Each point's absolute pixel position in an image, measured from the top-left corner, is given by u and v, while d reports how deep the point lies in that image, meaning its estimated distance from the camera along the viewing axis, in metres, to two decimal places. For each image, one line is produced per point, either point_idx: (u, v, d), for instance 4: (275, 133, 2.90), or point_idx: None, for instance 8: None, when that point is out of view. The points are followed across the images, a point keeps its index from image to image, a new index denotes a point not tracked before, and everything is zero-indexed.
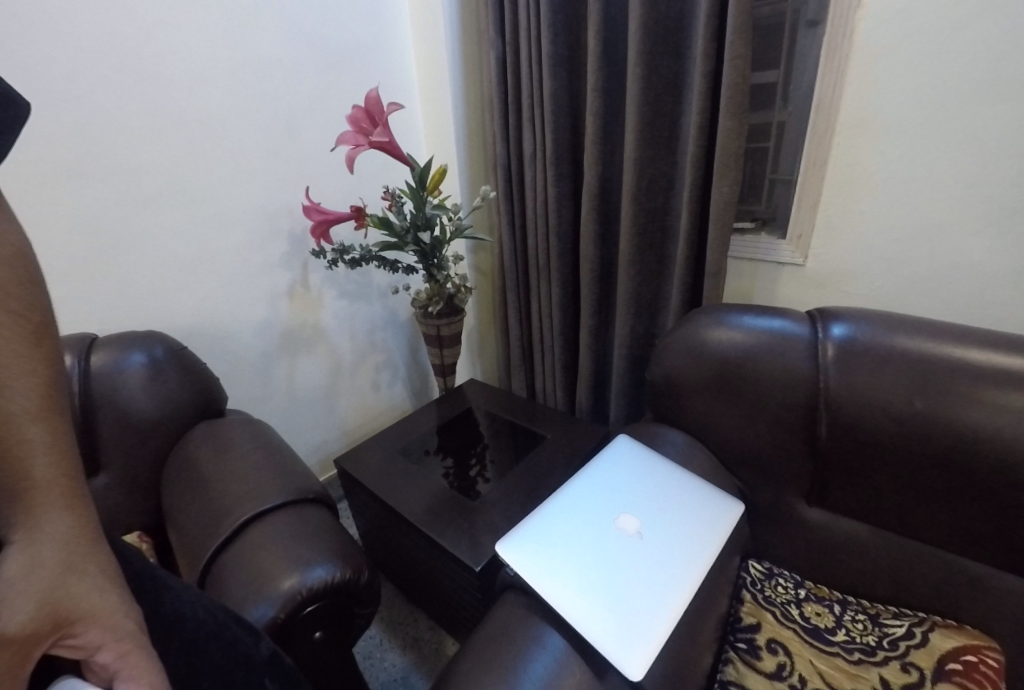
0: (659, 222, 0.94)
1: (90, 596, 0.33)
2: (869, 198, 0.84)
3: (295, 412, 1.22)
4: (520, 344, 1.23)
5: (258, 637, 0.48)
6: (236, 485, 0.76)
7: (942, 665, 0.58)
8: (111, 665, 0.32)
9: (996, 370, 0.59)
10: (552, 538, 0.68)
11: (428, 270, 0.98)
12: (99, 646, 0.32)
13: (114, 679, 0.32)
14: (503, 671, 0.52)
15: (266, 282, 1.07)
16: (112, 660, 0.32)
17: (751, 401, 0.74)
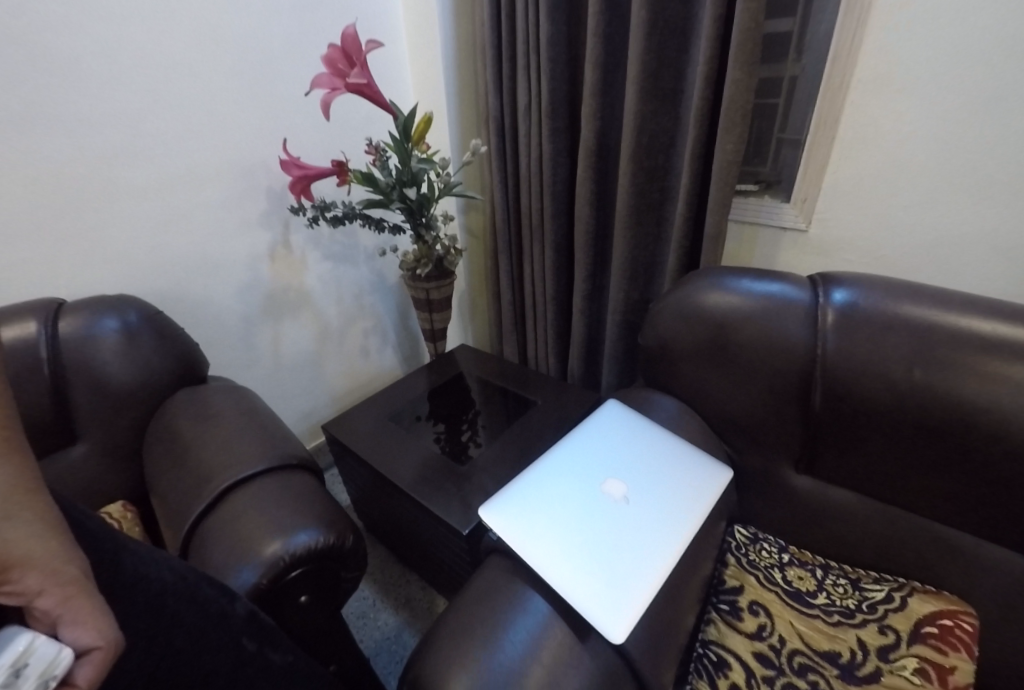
0: (658, 181, 0.89)
1: (29, 541, 0.30)
2: (880, 159, 0.80)
3: (283, 377, 1.20)
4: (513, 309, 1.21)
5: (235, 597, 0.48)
6: (217, 453, 0.75)
7: (919, 629, 0.59)
8: (54, 611, 0.30)
9: (1000, 340, 0.57)
10: (537, 502, 0.68)
11: (416, 230, 0.95)
12: (40, 591, 0.30)
13: (58, 624, 0.30)
14: (488, 633, 0.53)
15: (245, 243, 1.03)
16: (54, 607, 0.30)
17: (745, 369, 0.72)
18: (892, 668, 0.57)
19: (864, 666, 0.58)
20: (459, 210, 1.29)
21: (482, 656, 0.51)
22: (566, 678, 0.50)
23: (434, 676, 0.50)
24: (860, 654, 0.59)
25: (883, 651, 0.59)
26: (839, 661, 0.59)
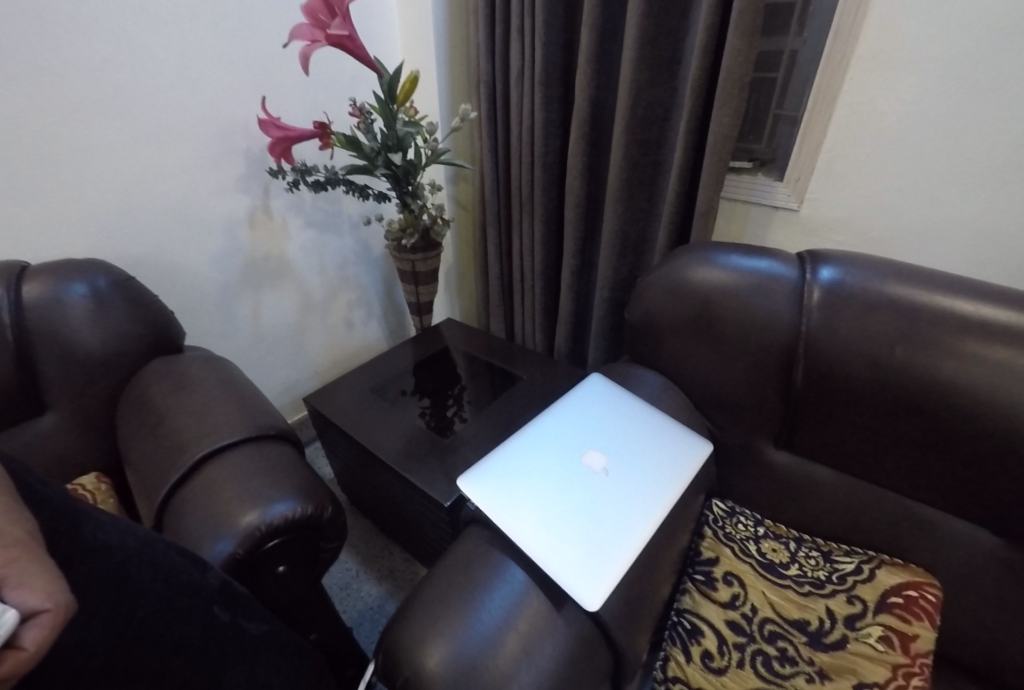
0: (651, 155, 0.88)
1: None
2: (875, 138, 0.78)
3: (264, 349, 1.18)
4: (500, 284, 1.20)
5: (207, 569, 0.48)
6: (193, 423, 0.74)
7: (885, 599, 0.61)
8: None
9: (982, 321, 0.57)
10: (518, 474, 0.68)
11: (401, 198, 0.92)
12: None
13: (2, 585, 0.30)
14: (466, 602, 0.53)
15: (223, 209, 0.99)
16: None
17: (729, 345, 0.72)
18: (858, 636, 0.60)
19: (831, 634, 0.61)
20: (448, 181, 1.26)
21: (458, 624, 0.51)
22: (540, 647, 0.51)
23: (412, 643, 0.51)
24: (828, 622, 0.62)
25: (849, 619, 0.61)
26: (808, 629, 0.62)
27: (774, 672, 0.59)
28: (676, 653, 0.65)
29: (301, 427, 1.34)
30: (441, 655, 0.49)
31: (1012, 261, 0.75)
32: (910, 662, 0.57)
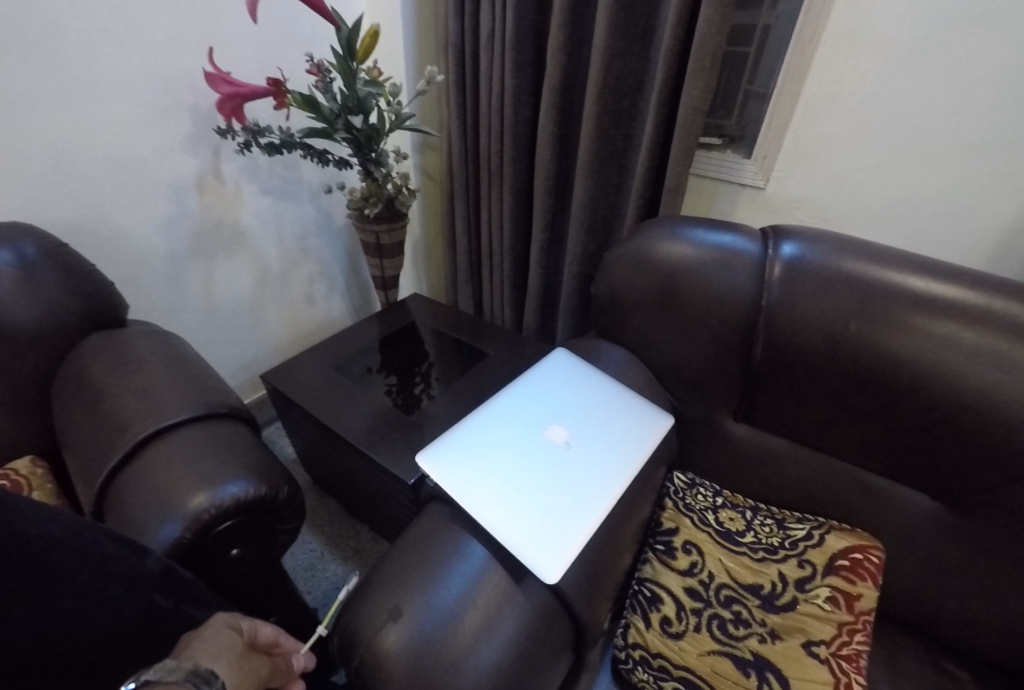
0: (623, 128, 0.86)
1: None
2: (840, 116, 0.79)
3: (218, 324, 1.13)
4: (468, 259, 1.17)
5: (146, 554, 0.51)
6: (137, 401, 0.70)
7: (833, 562, 0.64)
8: None
9: (931, 297, 0.59)
10: (481, 449, 0.67)
11: (364, 165, 0.88)
12: None
13: None
14: (427, 579, 0.53)
15: (168, 172, 0.92)
16: None
17: (693, 319, 0.73)
18: (807, 597, 0.63)
19: (783, 597, 0.64)
20: (415, 150, 1.22)
21: (419, 601, 0.51)
22: (500, 621, 0.51)
23: (370, 622, 0.50)
24: (780, 586, 0.64)
25: (800, 582, 0.64)
26: (761, 593, 0.64)
27: (728, 635, 0.63)
28: (636, 621, 0.68)
29: (261, 407, 1.29)
30: (402, 632, 0.49)
31: (960, 241, 0.79)
32: (854, 619, 0.61)
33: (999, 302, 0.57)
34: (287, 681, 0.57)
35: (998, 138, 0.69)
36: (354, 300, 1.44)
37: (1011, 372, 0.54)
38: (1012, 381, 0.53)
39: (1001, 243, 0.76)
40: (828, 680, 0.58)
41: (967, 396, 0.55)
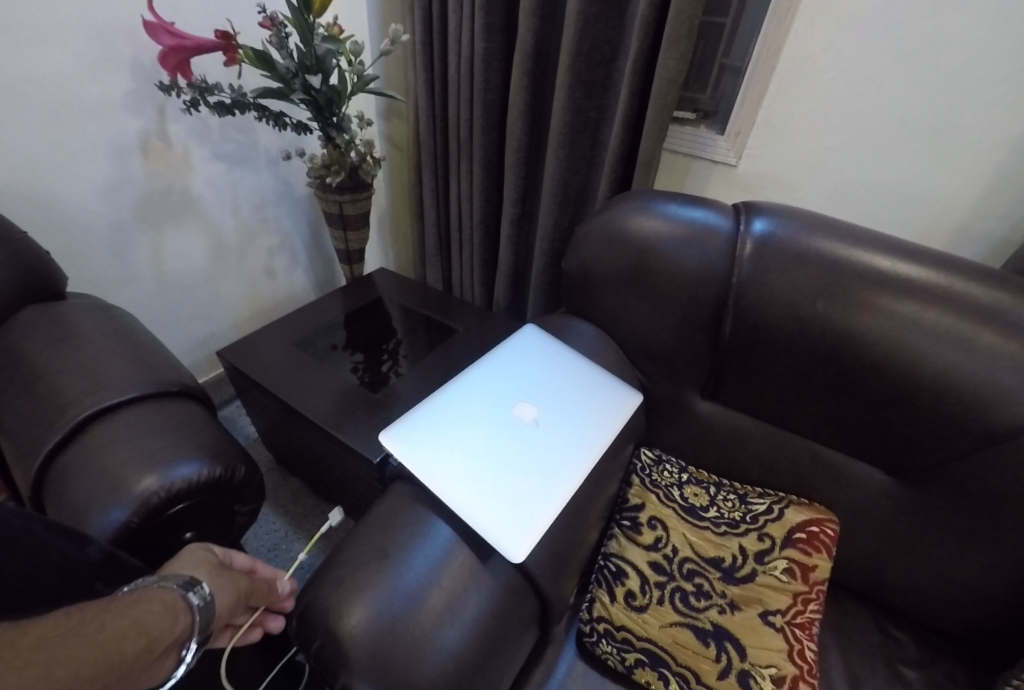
0: (596, 99, 0.83)
1: None
2: (814, 92, 0.78)
3: (168, 297, 1.07)
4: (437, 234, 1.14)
5: (87, 543, 0.49)
6: (75, 378, 0.65)
7: (791, 534, 0.66)
8: None
9: (894, 276, 0.60)
10: (448, 425, 0.65)
11: (325, 131, 0.85)
12: None
13: None
14: (389, 559, 0.52)
15: (107, 131, 0.85)
16: None
17: (664, 296, 0.72)
18: (765, 569, 0.65)
19: (743, 569, 0.65)
20: (380, 116, 1.19)
21: (381, 581, 0.50)
22: (465, 600, 0.51)
23: (327, 602, 0.49)
24: (740, 558, 0.66)
25: (759, 555, 0.66)
26: (722, 565, 0.66)
27: (690, 607, 0.63)
28: (601, 595, 0.66)
29: (219, 385, 1.26)
30: (364, 612, 0.47)
31: (920, 224, 0.80)
32: (808, 589, 0.63)
33: (957, 283, 0.58)
34: (276, 602, 0.63)
35: (964, 120, 0.70)
36: (318, 273, 1.40)
37: (966, 351, 0.55)
38: (966, 360, 0.55)
39: (959, 226, 0.77)
40: (783, 648, 0.59)
41: (924, 374, 0.57)
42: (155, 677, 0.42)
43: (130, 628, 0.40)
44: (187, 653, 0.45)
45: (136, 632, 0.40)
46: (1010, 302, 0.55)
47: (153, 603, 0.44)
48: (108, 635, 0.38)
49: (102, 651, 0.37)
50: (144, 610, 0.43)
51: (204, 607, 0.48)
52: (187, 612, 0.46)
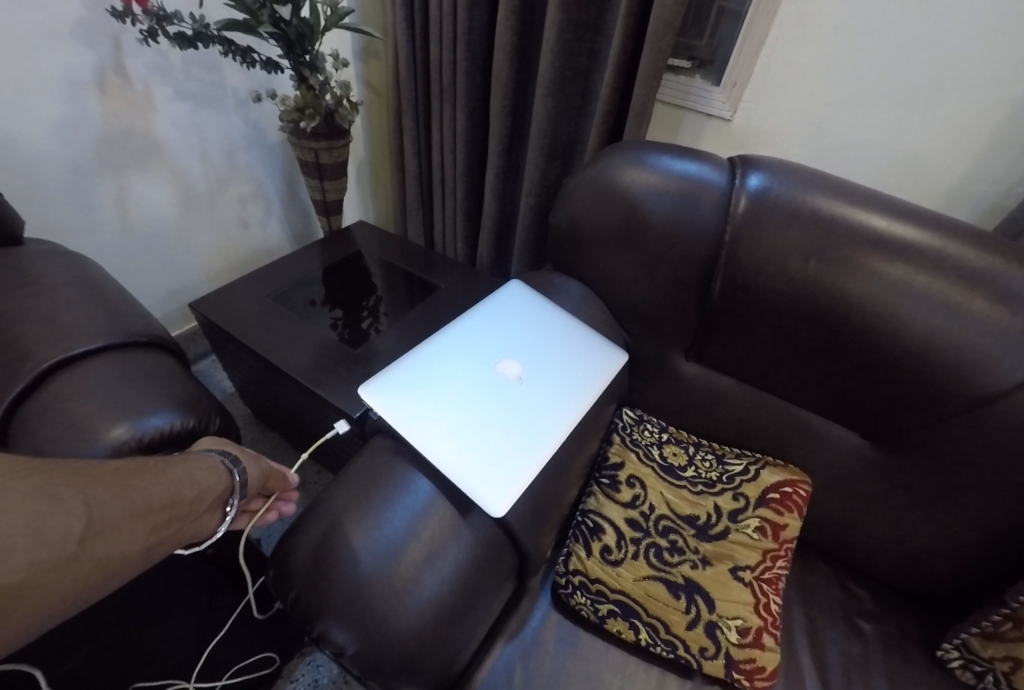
0: (587, 42, 0.77)
1: None
2: (816, 39, 0.73)
3: (136, 245, 1.04)
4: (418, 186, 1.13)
5: None
6: (37, 325, 0.62)
7: (765, 494, 0.68)
8: None
9: (888, 238, 0.58)
10: (428, 379, 0.63)
11: (296, 70, 0.81)
12: None
13: None
14: (365, 508, 0.51)
15: (59, 64, 0.79)
16: None
17: (652, 253, 0.70)
18: (738, 527, 0.66)
19: (716, 526, 0.67)
20: (356, 57, 1.15)
21: (358, 530, 0.50)
22: (444, 551, 0.51)
23: (301, 548, 0.49)
24: (714, 516, 0.67)
25: (733, 513, 0.67)
26: (697, 523, 0.67)
27: (664, 561, 0.64)
28: (577, 549, 0.66)
29: (195, 337, 1.26)
30: (343, 561, 0.48)
31: (914, 187, 0.78)
32: (777, 546, 0.65)
33: (949, 246, 0.56)
34: (287, 488, 0.64)
35: (973, 72, 0.66)
36: (294, 226, 1.36)
37: (953, 316, 0.54)
38: (950, 325, 0.54)
39: (952, 190, 0.75)
40: (750, 601, 0.61)
41: (907, 337, 0.56)
42: (206, 530, 0.47)
43: (184, 478, 0.46)
44: (227, 515, 0.50)
45: (189, 483, 0.46)
46: (1001, 267, 0.54)
47: (198, 463, 0.49)
48: (165, 483, 0.43)
49: (160, 494, 0.42)
50: (193, 468, 0.48)
51: (240, 479, 0.52)
52: (225, 480, 0.51)
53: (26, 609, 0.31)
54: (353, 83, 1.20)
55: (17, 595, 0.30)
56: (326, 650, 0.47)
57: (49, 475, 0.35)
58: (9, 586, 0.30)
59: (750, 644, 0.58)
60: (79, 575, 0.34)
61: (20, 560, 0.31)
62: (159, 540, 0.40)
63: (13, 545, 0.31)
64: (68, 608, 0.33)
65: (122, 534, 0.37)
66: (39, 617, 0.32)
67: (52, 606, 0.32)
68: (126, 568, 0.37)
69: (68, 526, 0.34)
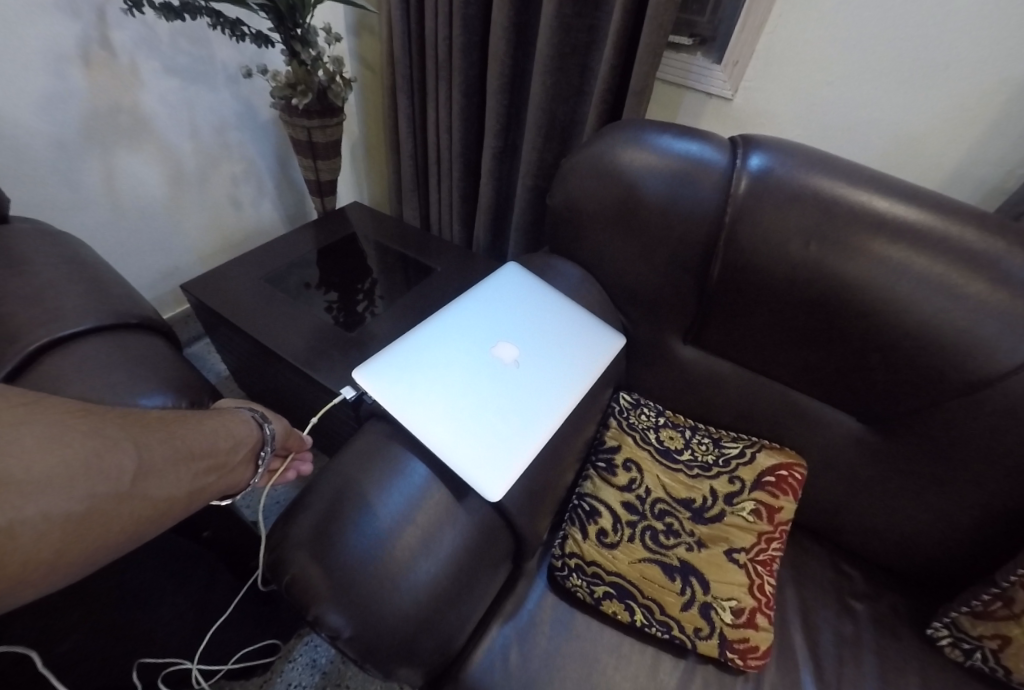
0: (587, 17, 0.75)
1: None
2: (820, 16, 0.71)
3: (126, 225, 1.03)
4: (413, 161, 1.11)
5: None
6: (25, 306, 0.61)
7: (760, 478, 0.68)
8: None
9: (890, 219, 0.57)
10: (424, 362, 0.62)
11: (287, 44, 0.79)
12: None
13: None
14: (360, 492, 0.51)
15: (40, 34, 0.76)
16: None
17: (651, 235, 0.69)
18: (734, 509, 0.67)
19: (712, 509, 0.67)
20: (349, 31, 1.13)
21: (353, 513, 0.49)
22: (441, 534, 0.51)
23: (295, 531, 0.49)
24: (710, 500, 0.68)
25: (728, 496, 0.68)
26: (693, 506, 0.67)
27: (660, 544, 0.64)
28: (574, 533, 0.66)
29: (187, 321, 1.25)
30: (338, 544, 0.47)
31: (912, 170, 0.77)
32: (772, 529, 0.65)
33: (951, 227, 0.55)
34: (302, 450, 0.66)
35: (979, 50, 0.64)
36: (287, 207, 1.34)
37: (953, 299, 0.53)
38: (951, 307, 0.53)
39: (955, 171, 0.74)
40: (744, 582, 0.62)
41: (906, 320, 0.55)
42: (241, 481, 0.50)
43: (220, 430, 0.49)
44: (260, 466, 0.53)
45: (224, 436, 0.49)
46: (1003, 249, 0.53)
47: (234, 417, 0.53)
48: (203, 434, 0.47)
49: (200, 443, 0.46)
50: (227, 422, 0.51)
51: (269, 435, 0.56)
52: (255, 435, 0.54)
53: (91, 537, 0.34)
54: (346, 59, 1.18)
55: (82, 523, 0.34)
56: (321, 634, 0.46)
57: (102, 419, 0.38)
58: (77, 515, 0.34)
59: (744, 624, 0.59)
60: (134, 511, 0.37)
61: (82, 492, 0.34)
62: (201, 485, 0.44)
63: (77, 478, 0.34)
64: (126, 540, 0.37)
65: (166, 476, 0.41)
66: (103, 545, 0.35)
67: (112, 536, 0.36)
68: (171, 509, 0.41)
69: (122, 464, 0.37)
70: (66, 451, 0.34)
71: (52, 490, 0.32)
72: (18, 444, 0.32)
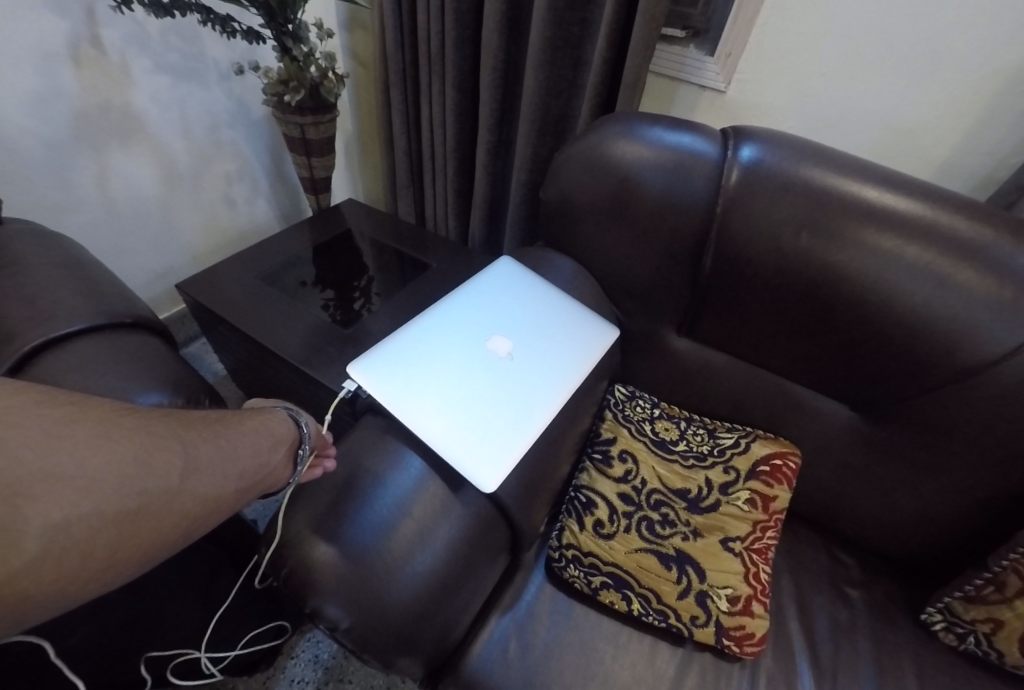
0: (578, 10, 0.75)
1: None
2: (813, 9, 0.71)
3: (120, 226, 1.03)
4: (407, 160, 1.12)
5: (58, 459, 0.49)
6: (19, 307, 0.61)
7: (755, 467, 0.69)
8: None
9: (882, 209, 0.57)
10: (420, 357, 0.62)
11: (279, 40, 0.80)
12: None
13: None
14: (359, 488, 0.51)
15: (27, 32, 0.76)
16: None
17: (644, 226, 0.69)
18: (729, 499, 0.67)
19: (707, 499, 0.67)
20: (341, 27, 1.13)
21: (352, 509, 0.49)
22: (437, 527, 0.51)
23: (291, 526, 0.48)
24: (705, 489, 0.68)
25: (724, 486, 0.68)
26: (688, 496, 0.68)
27: (656, 534, 0.65)
28: (570, 524, 0.67)
29: (183, 321, 1.25)
30: (335, 537, 0.47)
31: (902, 161, 0.78)
32: (766, 517, 0.66)
33: (941, 217, 0.55)
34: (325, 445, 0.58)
35: (969, 41, 0.64)
36: (281, 205, 1.34)
37: (942, 288, 0.54)
38: (940, 296, 0.54)
39: (946, 161, 0.74)
40: (740, 570, 0.62)
41: (897, 308, 0.56)
42: (281, 479, 0.49)
43: (261, 430, 0.49)
44: (299, 463, 0.52)
45: (265, 435, 0.49)
46: (993, 237, 0.53)
47: (274, 416, 0.53)
48: (244, 434, 0.47)
49: (242, 441, 0.46)
50: (266, 422, 0.51)
51: (306, 431, 0.55)
52: (294, 434, 0.53)
53: (144, 533, 0.35)
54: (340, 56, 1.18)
55: (133, 520, 0.34)
56: (320, 626, 0.46)
57: (148, 417, 0.39)
58: (128, 510, 0.34)
59: (740, 611, 0.60)
60: (183, 508, 0.37)
61: (135, 487, 0.35)
62: (243, 485, 0.43)
63: (125, 474, 0.34)
64: (176, 539, 0.37)
65: (213, 475, 0.40)
66: (155, 544, 0.35)
67: (162, 533, 0.36)
68: (218, 506, 0.40)
69: (170, 462, 0.37)
70: (115, 448, 0.35)
71: (102, 487, 0.33)
72: (67, 440, 0.32)
